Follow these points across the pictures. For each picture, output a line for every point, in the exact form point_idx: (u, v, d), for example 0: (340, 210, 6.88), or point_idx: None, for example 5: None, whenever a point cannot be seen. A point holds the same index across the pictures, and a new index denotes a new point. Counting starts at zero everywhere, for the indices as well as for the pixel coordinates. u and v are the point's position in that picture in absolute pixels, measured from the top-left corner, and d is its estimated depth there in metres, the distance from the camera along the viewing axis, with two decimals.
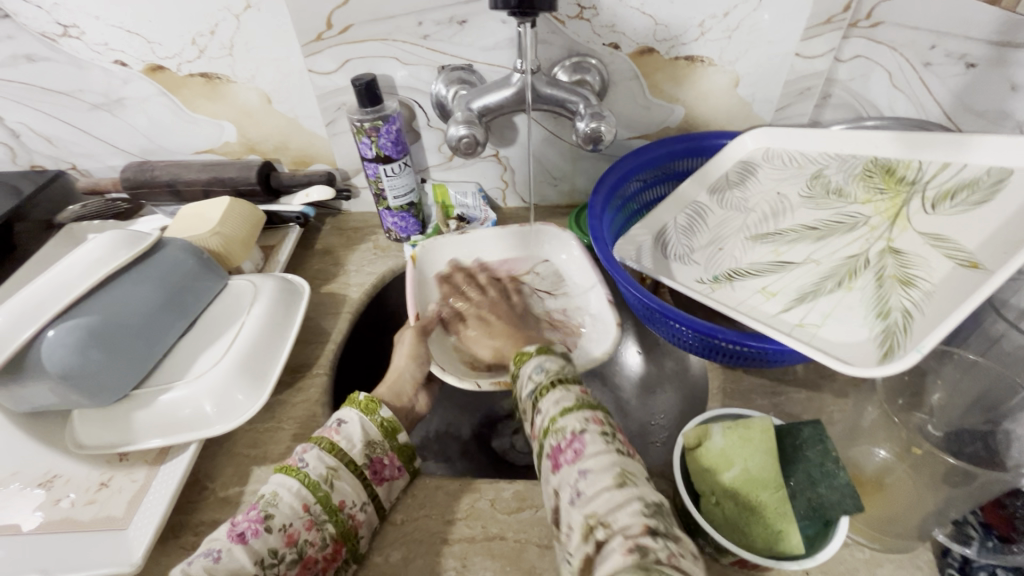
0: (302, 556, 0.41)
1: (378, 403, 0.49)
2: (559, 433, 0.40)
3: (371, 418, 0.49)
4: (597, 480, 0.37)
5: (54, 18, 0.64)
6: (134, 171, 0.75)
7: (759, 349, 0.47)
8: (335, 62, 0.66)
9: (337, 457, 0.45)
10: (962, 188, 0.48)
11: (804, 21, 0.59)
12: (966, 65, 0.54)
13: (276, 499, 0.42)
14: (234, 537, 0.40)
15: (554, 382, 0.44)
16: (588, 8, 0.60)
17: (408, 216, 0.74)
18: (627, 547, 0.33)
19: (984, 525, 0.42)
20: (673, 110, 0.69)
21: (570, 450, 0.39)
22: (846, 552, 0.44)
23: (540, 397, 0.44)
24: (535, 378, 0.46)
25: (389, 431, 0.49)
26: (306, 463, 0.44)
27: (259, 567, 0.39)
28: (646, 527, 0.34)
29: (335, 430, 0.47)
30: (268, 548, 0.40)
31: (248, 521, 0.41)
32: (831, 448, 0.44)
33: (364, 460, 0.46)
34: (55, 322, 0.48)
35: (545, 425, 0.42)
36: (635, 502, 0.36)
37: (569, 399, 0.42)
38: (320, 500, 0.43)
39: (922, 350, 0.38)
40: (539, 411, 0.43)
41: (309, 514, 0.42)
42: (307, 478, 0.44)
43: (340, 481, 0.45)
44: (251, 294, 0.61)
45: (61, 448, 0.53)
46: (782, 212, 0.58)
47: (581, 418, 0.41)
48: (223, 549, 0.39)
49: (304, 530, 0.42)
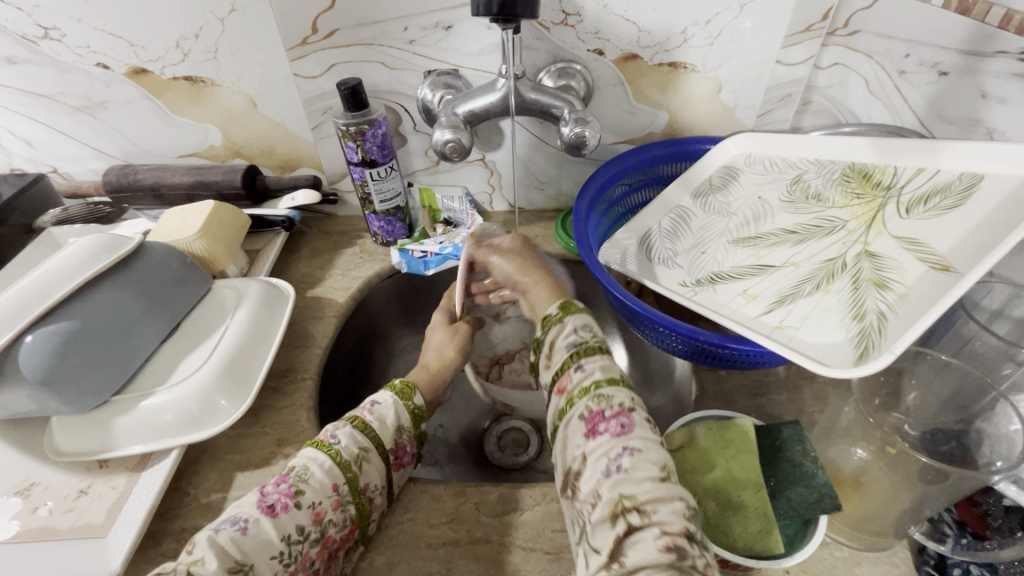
0: (323, 536, 0.41)
1: (413, 390, 0.52)
2: (605, 400, 0.41)
3: (406, 403, 0.50)
4: (643, 465, 0.38)
5: (35, 20, 0.63)
6: (117, 175, 0.74)
7: (740, 351, 0.47)
8: (322, 66, 0.66)
9: (368, 437, 0.46)
10: (935, 193, 0.49)
11: (785, 30, 0.61)
12: (938, 73, 0.53)
13: (309, 474, 0.42)
14: (264, 509, 0.40)
15: (600, 346, 0.46)
16: (573, 15, 0.61)
17: (395, 220, 0.74)
18: (664, 543, 0.34)
19: (958, 524, 0.44)
20: (657, 116, 0.70)
21: (615, 423, 0.40)
22: (825, 551, 0.44)
23: (583, 354, 0.45)
24: (582, 334, 0.47)
25: (418, 418, 0.50)
26: (338, 440, 0.45)
27: (285, 542, 0.39)
28: (685, 529, 0.35)
29: (369, 408, 0.48)
30: (295, 524, 0.40)
31: (278, 493, 0.41)
32: (810, 448, 0.46)
33: (392, 442, 0.47)
34: (34, 328, 0.48)
35: (586, 385, 0.43)
36: (678, 501, 0.36)
37: (616, 370, 0.44)
38: (349, 480, 0.44)
39: (895, 351, 0.39)
40: (578, 367, 0.44)
41: (337, 493, 0.43)
42: (339, 457, 0.44)
43: (368, 464, 0.45)
44: (235, 298, 0.60)
45: (37, 455, 0.52)
46: (763, 216, 0.59)
47: (629, 396, 0.42)
48: (251, 520, 0.39)
49: (331, 510, 0.42)
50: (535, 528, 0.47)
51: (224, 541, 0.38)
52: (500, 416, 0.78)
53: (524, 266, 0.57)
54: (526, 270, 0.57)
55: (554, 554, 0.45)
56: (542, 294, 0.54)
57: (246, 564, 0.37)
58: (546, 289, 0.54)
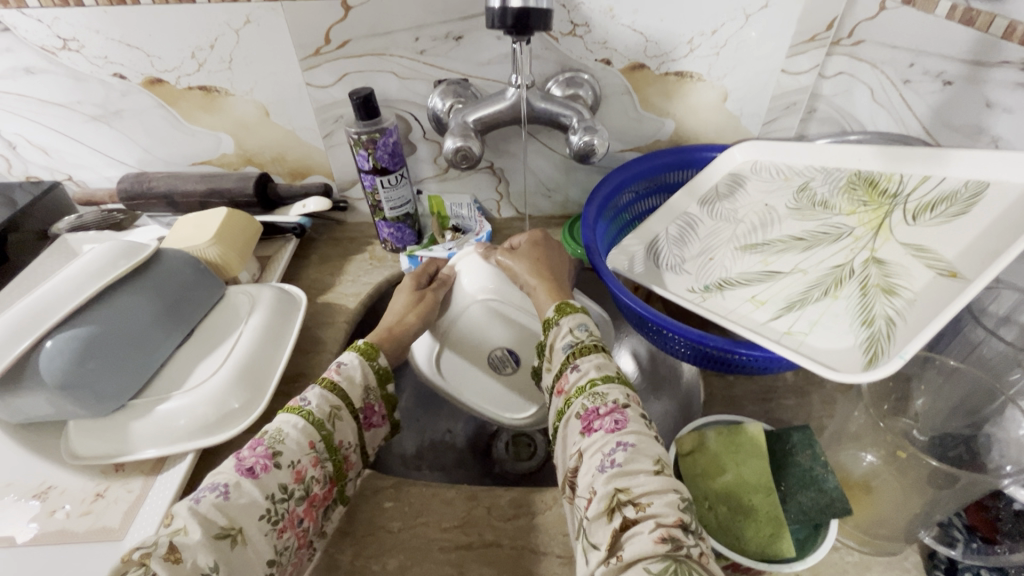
0: (308, 494, 0.43)
1: (377, 351, 0.53)
2: (600, 398, 0.43)
3: (371, 363, 0.52)
4: (636, 458, 0.38)
5: (54, 31, 0.64)
6: (131, 183, 0.75)
7: (750, 357, 0.48)
8: (334, 75, 0.67)
9: (338, 396, 0.48)
10: (941, 200, 0.50)
11: (790, 39, 0.62)
12: (942, 82, 0.54)
13: (284, 437, 0.43)
14: (243, 471, 0.41)
15: (598, 346, 0.47)
16: (581, 26, 0.62)
17: (404, 227, 0.75)
18: (658, 535, 0.34)
19: (968, 528, 0.44)
20: (663, 124, 0.70)
21: (609, 419, 0.41)
22: (836, 555, 0.44)
23: (579, 354, 0.47)
24: (576, 334, 0.49)
25: (384, 378, 0.53)
26: (308, 402, 0.46)
27: (270, 501, 0.40)
28: (680, 520, 0.35)
29: (335, 369, 0.50)
30: (277, 484, 0.41)
31: (255, 456, 0.42)
32: (819, 452, 0.46)
33: (361, 403, 0.50)
34: (54, 333, 0.49)
35: (581, 385, 0.44)
36: (672, 493, 0.37)
37: (611, 368, 0.45)
38: (324, 438, 0.45)
39: (905, 356, 0.40)
40: (574, 367, 0.46)
41: (315, 451, 0.44)
42: (311, 417, 0.45)
43: (340, 422, 0.47)
44: (248, 304, 0.61)
45: (54, 460, 0.53)
46: (770, 223, 0.60)
47: (623, 392, 0.43)
48: (231, 484, 0.40)
49: (311, 467, 0.43)
50: (546, 532, 0.47)
51: (207, 508, 0.38)
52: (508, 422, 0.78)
53: (535, 265, 0.59)
54: (533, 270, 0.58)
55: (566, 557, 0.46)
56: (543, 295, 0.56)
57: (233, 529, 0.38)
58: (548, 291, 0.56)
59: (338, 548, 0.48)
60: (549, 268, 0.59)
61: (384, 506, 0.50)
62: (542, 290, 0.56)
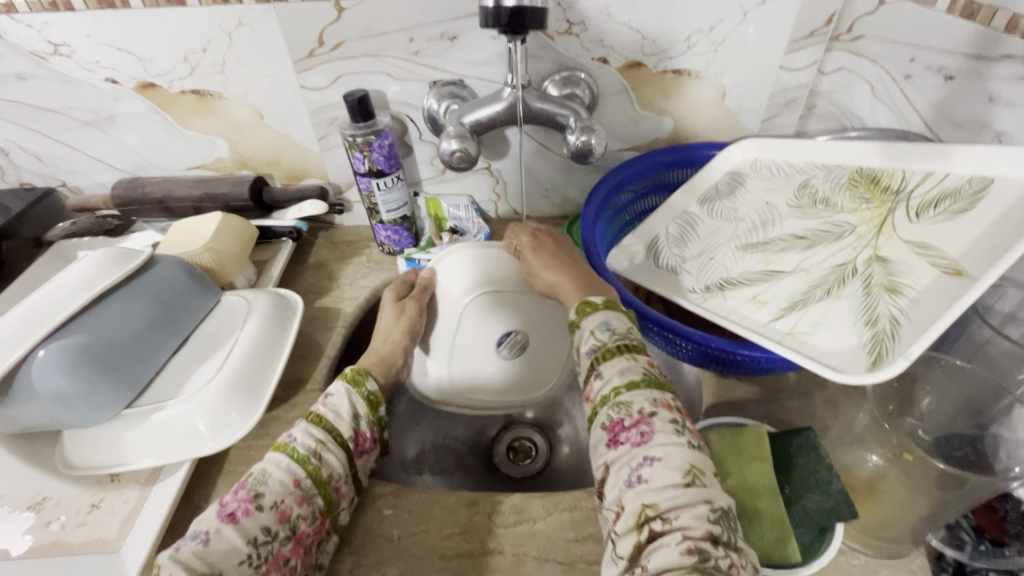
0: (294, 533, 0.41)
1: (364, 377, 0.52)
2: (624, 408, 0.40)
3: (358, 390, 0.51)
4: (662, 474, 0.37)
5: (44, 36, 0.64)
6: (126, 188, 0.75)
7: (752, 358, 0.47)
8: (327, 77, 0.67)
9: (325, 430, 0.47)
10: (944, 197, 0.49)
11: (789, 35, 0.61)
12: (944, 77, 0.53)
13: (266, 476, 0.42)
14: (224, 518, 0.39)
15: (621, 347, 0.44)
16: (577, 24, 0.61)
17: (401, 229, 0.74)
18: (685, 547, 0.34)
19: (977, 529, 0.43)
20: (662, 122, 0.70)
21: (635, 431, 0.39)
22: (843, 559, 0.44)
23: (602, 360, 0.44)
24: (599, 336, 0.45)
25: (374, 404, 0.51)
26: (294, 439, 0.45)
27: (252, 545, 0.39)
28: (708, 532, 0.34)
29: (323, 403, 0.49)
30: (260, 526, 0.40)
31: (237, 500, 0.40)
32: (824, 455, 0.45)
33: (349, 431, 0.48)
34: (46, 341, 0.48)
35: (606, 394, 0.42)
36: (702, 505, 0.36)
37: (635, 372, 0.42)
38: (310, 473, 0.44)
39: (909, 357, 0.39)
40: (598, 375, 0.43)
41: (300, 489, 0.43)
42: (297, 453, 0.44)
43: (327, 455, 0.46)
44: (244, 310, 0.60)
45: (49, 470, 0.53)
46: (771, 222, 0.59)
47: (649, 398, 0.41)
48: (212, 531, 0.38)
49: (295, 506, 0.42)
50: (548, 538, 0.47)
51: (187, 556, 0.36)
52: (508, 424, 0.77)
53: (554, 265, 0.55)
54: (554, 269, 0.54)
55: (568, 564, 0.45)
56: (569, 291, 0.52)
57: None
58: (573, 282, 0.52)
59: (338, 557, 0.47)
60: (568, 256, 0.56)
61: (384, 514, 0.50)
62: (567, 285, 0.52)
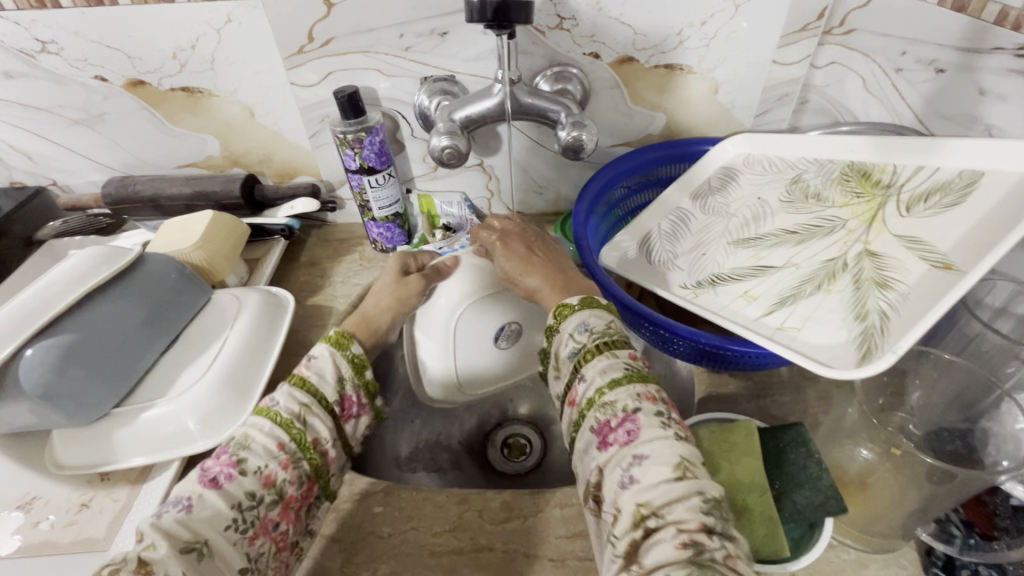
0: (281, 497, 0.41)
1: (349, 340, 0.51)
2: (610, 408, 0.40)
3: (342, 353, 0.49)
4: (653, 470, 0.37)
5: (32, 34, 0.63)
6: (116, 187, 0.74)
7: (743, 353, 0.47)
8: (318, 74, 0.66)
9: (309, 393, 0.46)
10: (934, 191, 0.49)
11: (781, 29, 0.61)
12: (935, 70, 0.53)
13: (250, 442, 0.42)
14: (206, 482, 0.39)
15: (600, 347, 0.43)
16: (568, 19, 0.61)
17: (394, 226, 0.74)
18: (680, 541, 0.34)
19: (966, 523, 0.43)
20: (654, 118, 0.69)
21: (621, 431, 0.39)
22: (832, 554, 0.44)
23: (584, 362, 0.44)
24: (578, 338, 0.45)
25: (358, 366, 0.50)
26: (277, 403, 0.45)
27: (237, 510, 0.39)
28: (703, 524, 0.34)
29: (306, 366, 0.48)
30: (243, 491, 0.40)
31: (220, 465, 0.40)
32: (814, 450, 0.45)
33: (335, 396, 0.47)
34: (34, 341, 0.48)
35: (591, 397, 0.42)
36: (694, 497, 0.36)
37: (616, 370, 0.42)
38: (295, 437, 0.43)
39: (898, 351, 0.39)
40: (581, 377, 0.43)
41: (284, 452, 0.42)
42: (280, 417, 0.44)
43: (313, 420, 0.45)
44: (235, 308, 0.60)
45: (39, 470, 0.52)
46: (762, 217, 0.59)
47: (632, 393, 0.40)
48: (194, 497, 0.38)
49: (281, 470, 0.42)
50: (538, 535, 0.47)
51: (170, 524, 0.36)
52: (501, 423, 0.77)
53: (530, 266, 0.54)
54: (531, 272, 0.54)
55: (558, 561, 0.45)
56: (547, 294, 0.52)
57: (198, 542, 0.37)
58: (549, 285, 0.52)
59: (328, 554, 0.47)
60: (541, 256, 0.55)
61: (375, 511, 0.50)
62: (543, 286, 0.52)
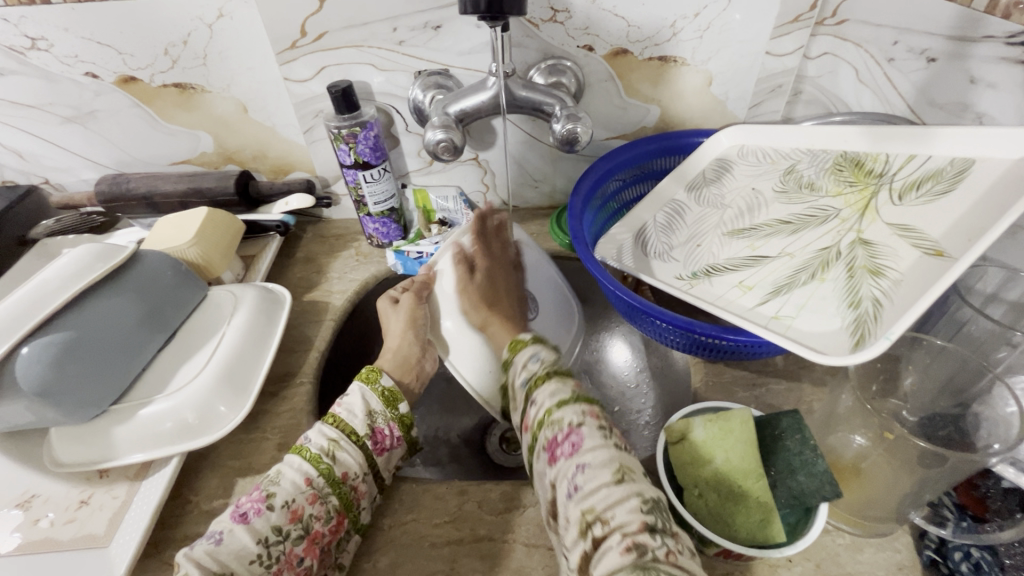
0: (308, 532, 0.42)
1: (378, 374, 0.52)
2: (557, 425, 0.41)
3: (372, 388, 0.51)
4: (596, 475, 0.38)
5: (21, 31, 0.63)
6: (110, 184, 0.74)
7: (738, 342, 0.48)
8: (311, 69, 0.66)
9: (338, 429, 0.47)
10: (927, 179, 0.49)
11: (773, 20, 0.61)
12: (926, 60, 0.53)
13: (280, 478, 0.43)
14: (237, 518, 0.41)
15: (551, 372, 0.46)
16: (562, 11, 0.61)
17: (390, 221, 0.74)
18: (624, 546, 0.34)
19: (960, 507, 0.46)
20: (649, 110, 0.70)
21: (567, 444, 0.40)
22: (827, 538, 0.45)
23: (535, 388, 0.45)
24: (530, 368, 0.47)
25: (391, 399, 0.50)
26: (310, 441, 0.46)
27: (263, 545, 0.40)
28: (643, 524, 0.36)
29: (338, 404, 0.49)
30: (270, 526, 0.41)
31: (250, 502, 0.42)
32: (809, 436, 0.45)
33: (366, 430, 0.48)
34: (30, 339, 0.47)
35: (540, 418, 0.43)
36: (633, 499, 0.37)
37: (565, 392, 0.44)
38: (322, 473, 0.44)
39: (891, 337, 0.39)
40: (533, 402, 0.44)
41: (312, 488, 0.43)
42: (309, 453, 0.45)
43: (343, 454, 0.46)
44: (231, 304, 0.60)
45: (37, 468, 0.52)
46: (757, 207, 0.59)
47: (577, 410, 0.42)
48: (225, 531, 0.40)
49: (307, 505, 0.43)
50: (538, 525, 0.47)
51: (199, 556, 0.39)
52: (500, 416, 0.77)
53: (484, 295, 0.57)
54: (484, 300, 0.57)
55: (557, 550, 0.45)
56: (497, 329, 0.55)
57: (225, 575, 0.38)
58: (501, 322, 0.56)
59: None
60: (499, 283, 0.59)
61: (375, 504, 0.50)
62: (497, 324, 0.56)
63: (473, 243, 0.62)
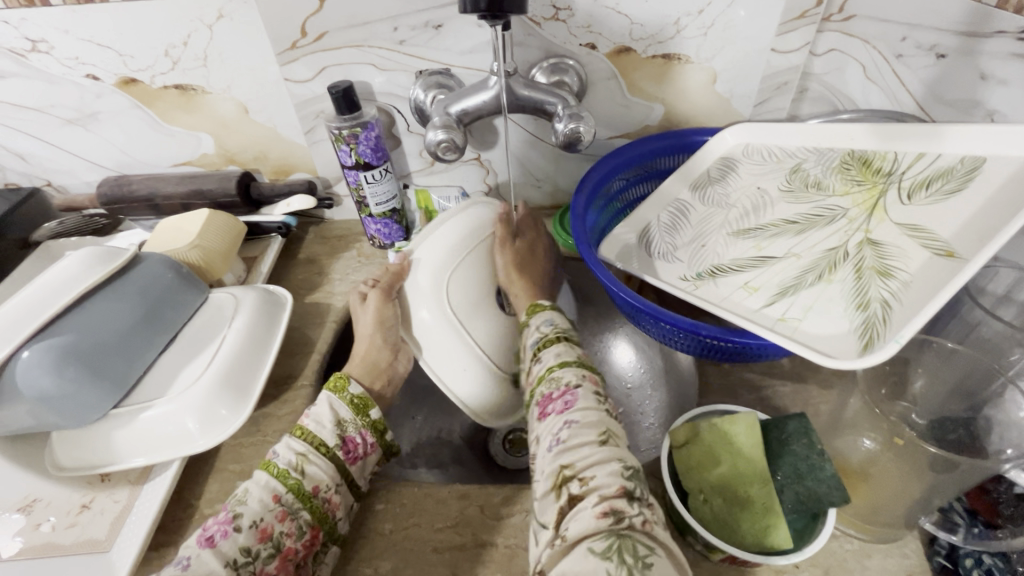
0: (280, 549, 0.42)
1: (346, 381, 0.52)
2: (555, 382, 0.44)
3: (340, 396, 0.51)
4: (580, 432, 0.40)
5: (22, 33, 0.63)
6: (111, 186, 0.74)
7: (743, 345, 0.47)
8: (311, 69, 0.65)
9: (307, 442, 0.47)
10: (936, 177, 0.48)
11: (779, 16, 0.60)
12: (936, 56, 0.52)
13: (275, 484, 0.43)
14: (204, 542, 0.40)
15: (561, 337, 0.50)
16: (564, 9, 0.60)
17: (391, 222, 0.74)
18: (600, 509, 0.35)
19: (970, 512, 0.44)
20: (652, 108, 0.69)
21: (561, 401, 0.43)
22: (835, 544, 0.44)
23: (544, 347, 0.49)
24: (542, 330, 0.51)
25: (359, 407, 0.51)
26: (279, 455, 0.46)
27: (231, 567, 0.39)
28: (622, 490, 0.36)
29: (306, 416, 0.49)
30: (240, 548, 0.40)
31: (217, 524, 0.41)
32: (816, 440, 0.45)
33: (335, 441, 0.48)
34: (31, 342, 0.48)
35: (542, 373, 0.47)
36: (614, 464, 0.38)
37: (569, 355, 0.47)
38: (290, 487, 0.44)
39: (900, 340, 0.38)
40: (539, 359, 0.48)
41: (281, 504, 0.43)
42: (275, 469, 0.45)
43: (313, 463, 0.46)
44: (233, 305, 0.60)
45: (39, 472, 0.52)
46: (762, 207, 0.58)
47: (577, 372, 0.45)
48: (192, 556, 0.39)
49: (277, 522, 0.42)
50: None
51: None
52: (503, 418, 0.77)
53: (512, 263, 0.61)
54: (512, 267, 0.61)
55: None
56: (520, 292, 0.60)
57: None
58: (526, 284, 0.61)
59: None
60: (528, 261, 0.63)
61: (376, 508, 0.50)
62: (520, 287, 0.60)
63: (455, 232, 0.60)
